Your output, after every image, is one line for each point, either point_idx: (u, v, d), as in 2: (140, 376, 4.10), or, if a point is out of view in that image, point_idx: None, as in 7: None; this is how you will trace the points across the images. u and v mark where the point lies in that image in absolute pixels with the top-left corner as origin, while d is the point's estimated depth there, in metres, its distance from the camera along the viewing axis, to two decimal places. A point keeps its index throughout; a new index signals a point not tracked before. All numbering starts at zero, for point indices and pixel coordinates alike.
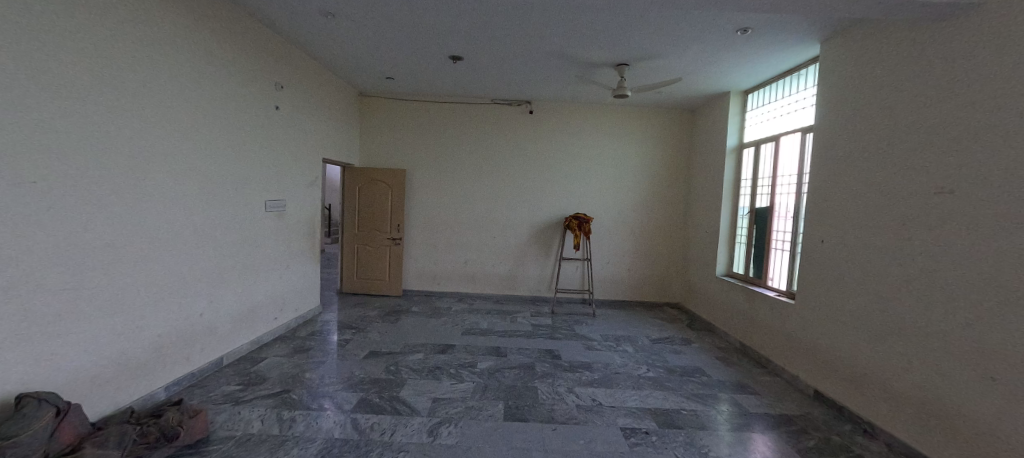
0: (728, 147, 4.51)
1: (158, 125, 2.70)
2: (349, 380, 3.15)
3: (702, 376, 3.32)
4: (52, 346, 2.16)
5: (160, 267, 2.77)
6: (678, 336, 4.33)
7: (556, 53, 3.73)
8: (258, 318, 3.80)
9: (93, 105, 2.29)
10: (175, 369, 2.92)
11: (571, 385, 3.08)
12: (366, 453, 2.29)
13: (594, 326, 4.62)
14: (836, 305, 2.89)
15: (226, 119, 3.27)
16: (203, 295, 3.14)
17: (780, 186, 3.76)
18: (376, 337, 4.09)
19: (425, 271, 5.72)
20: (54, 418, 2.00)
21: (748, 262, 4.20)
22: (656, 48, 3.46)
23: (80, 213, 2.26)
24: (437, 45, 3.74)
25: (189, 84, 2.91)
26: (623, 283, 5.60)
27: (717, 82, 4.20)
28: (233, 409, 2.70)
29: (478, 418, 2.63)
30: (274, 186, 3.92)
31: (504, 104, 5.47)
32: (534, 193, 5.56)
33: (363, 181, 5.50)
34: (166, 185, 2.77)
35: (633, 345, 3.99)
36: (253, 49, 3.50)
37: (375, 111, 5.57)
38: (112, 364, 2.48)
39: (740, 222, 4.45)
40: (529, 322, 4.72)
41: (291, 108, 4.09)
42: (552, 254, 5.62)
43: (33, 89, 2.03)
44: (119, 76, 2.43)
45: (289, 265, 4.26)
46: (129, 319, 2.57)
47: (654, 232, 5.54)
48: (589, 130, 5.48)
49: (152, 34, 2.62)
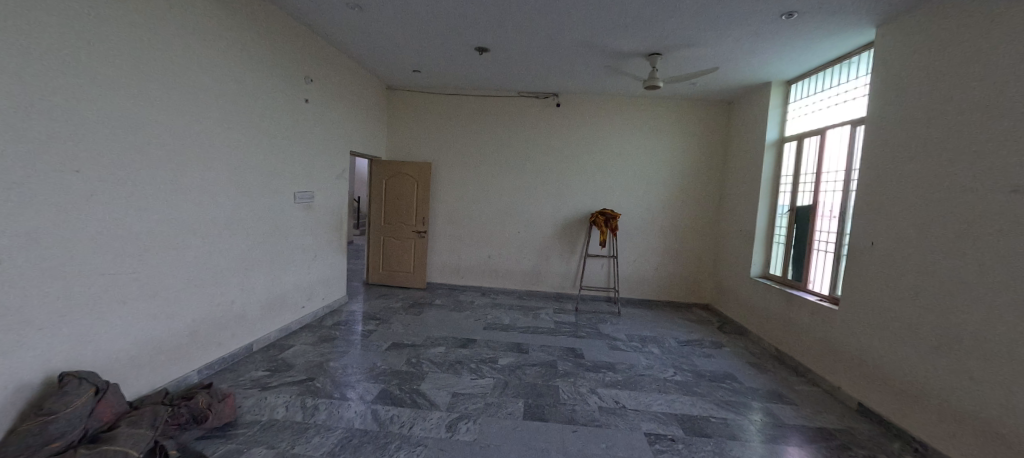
0: (768, 141, 4.26)
1: (192, 116, 2.77)
2: (372, 371, 3.18)
3: (733, 382, 3.16)
4: (92, 328, 2.27)
5: (194, 255, 2.86)
6: (708, 339, 4.15)
7: (584, 42, 3.61)
8: (287, 306, 3.90)
9: (126, 94, 2.36)
10: (208, 353, 3.02)
11: (594, 386, 3.00)
12: (384, 445, 2.29)
13: (619, 325, 4.50)
14: (886, 313, 2.67)
15: (258, 112, 3.34)
16: (234, 283, 3.23)
17: (825, 183, 3.52)
18: (399, 329, 4.12)
19: (449, 264, 5.74)
20: (93, 397, 2.09)
21: (786, 263, 3.96)
22: (691, 35, 3.29)
23: (119, 202, 2.35)
24: (462, 36, 3.67)
25: (220, 74, 2.96)
26: (651, 281, 5.44)
27: (758, 71, 3.96)
28: (259, 395, 2.77)
29: (497, 415, 2.59)
30: (303, 177, 3.98)
31: (531, 97, 5.39)
32: (561, 187, 5.46)
33: (390, 174, 5.56)
34: (199, 175, 2.84)
35: (660, 347, 3.85)
36: (283, 42, 3.54)
37: (402, 104, 5.60)
38: (147, 346, 2.57)
39: (778, 221, 4.20)
40: (552, 318, 4.65)
41: (321, 101, 4.15)
42: (578, 250, 5.51)
43: (59, 76, 2.05)
44: (153, 66, 2.49)
45: (316, 256, 4.34)
46: (164, 304, 2.67)
47: (685, 230, 5.34)
48: (619, 123, 5.31)
49: (186, 28, 2.68)
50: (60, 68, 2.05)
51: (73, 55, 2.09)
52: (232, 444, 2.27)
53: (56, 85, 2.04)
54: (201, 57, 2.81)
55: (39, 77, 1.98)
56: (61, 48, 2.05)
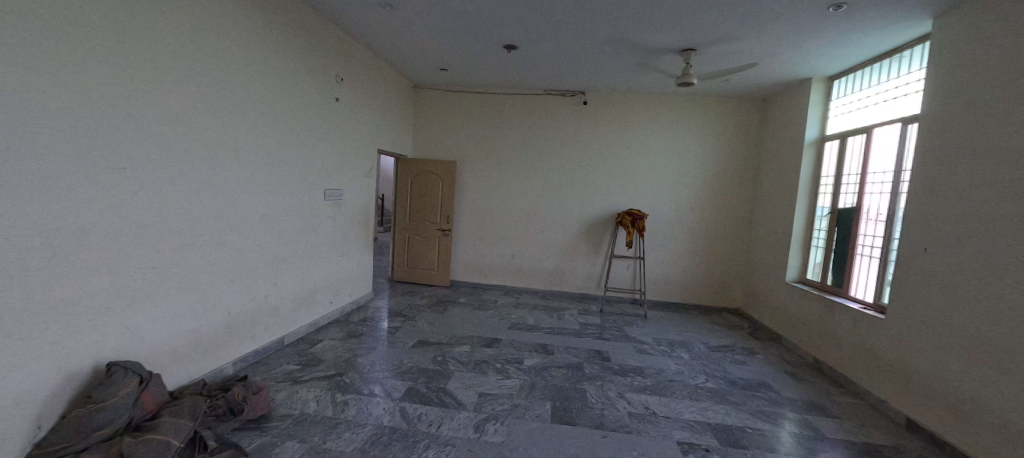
0: (807, 139, 4.09)
1: (230, 115, 2.84)
2: (399, 368, 3.21)
3: (769, 392, 3.05)
4: (137, 320, 2.36)
5: (231, 251, 2.94)
6: (739, 345, 4.03)
7: (614, 39, 3.54)
8: (316, 302, 3.98)
9: (169, 93, 2.43)
10: (243, 346, 3.11)
11: (622, 390, 2.95)
12: (413, 443, 2.30)
13: (646, 328, 4.41)
14: (939, 322, 2.52)
15: (291, 111, 3.40)
16: (267, 278, 3.31)
17: (872, 185, 3.35)
18: (424, 327, 4.15)
19: (473, 263, 5.75)
20: (137, 387, 2.18)
21: (826, 268, 3.80)
22: (728, 29, 3.18)
23: (161, 199, 2.44)
24: (491, 33, 3.64)
25: (256, 73, 3.02)
26: (678, 284, 5.32)
27: (799, 66, 3.80)
28: (291, 388, 2.83)
29: (525, 417, 2.57)
30: (332, 175, 4.05)
31: (558, 95, 5.34)
32: (587, 187, 5.39)
33: (415, 172, 5.61)
34: (236, 173, 2.92)
35: (689, 352, 3.76)
36: (316, 42, 3.61)
37: (428, 102, 5.63)
38: (186, 338, 2.66)
39: (817, 224, 4.03)
40: (577, 319, 4.60)
41: (351, 100, 4.21)
42: (603, 251, 5.43)
43: (106, 73, 2.11)
44: (195, 67, 2.57)
45: (344, 253, 4.41)
46: (202, 298, 2.75)
47: (715, 232, 5.20)
48: (647, 121, 5.20)
49: (226, 29, 2.76)
50: (107, 66, 2.11)
51: (120, 54, 2.16)
52: (267, 437, 2.32)
53: (103, 81, 2.10)
54: (240, 58, 2.89)
55: (89, 73, 2.04)
56: (108, 46, 2.11)
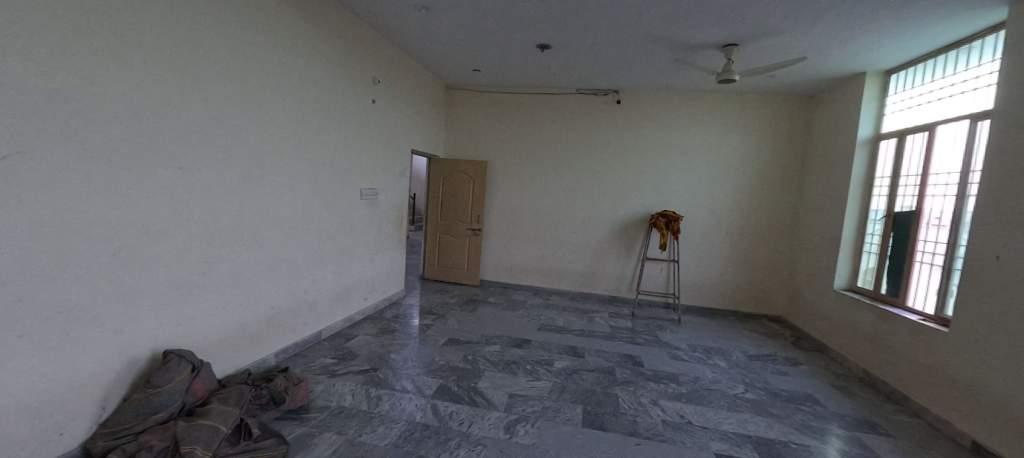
0: (860, 138, 3.86)
1: (274, 117, 2.97)
2: (431, 365, 3.26)
3: (815, 405, 2.89)
4: (189, 310, 2.50)
5: (274, 247, 3.08)
6: (781, 355, 3.85)
7: (651, 35, 3.46)
8: (352, 298, 4.10)
9: (220, 97, 2.56)
10: (284, 338, 3.25)
11: (656, 397, 2.88)
12: (444, 441, 2.33)
13: (679, 333, 4.29)
14: (1012, 337, 2.32)
15: (330, 113, 3.51)
16: (307, 274, 3.44)
17: (934, 187, 3.12)
18: (455, 325, 4.20)
19: (502, 263, 5.77)
20: (189, 375, 2.30)
21: (880, 275, 3.57)
22: (773, 23, 3.05)
23: (212, 197, 2.58)
24: (525, 33, 3.63)
25: (298, 76, 3.14)
26: (714, 288, 5.15)
27: (852, 60, 3.59)
28: (328, 381, 2.93)
29: (556, 420, 2.55)
30: (368, 175, 4.15)
31: (590, 94, 5.27)
32: (620, 187, 5.30)
33: (447, 172, 5.68)
34: (279, 174, 3.05)
35: (726, 360, 3.63)
36: (354, 45, 3.71)
37: (461, 103, 5.69)
38: (233, 329, 2.80)
39: (870, 229, 3.80)
40: (607, 322, 4.53)
41: (386, 102, 4.30)
42: (635, 253, 5.32)
43: (163, 77, 2.24)
44: (244, 72, 2.70)
45: (378, 251, 4.52)
46: (247, 292, 2.88)
47: (754, 235, 5.00)
48: (684, 121, 5.06)
49: (272, 34, 2.88)
50: (165, 70, 2.24)
51: (176, 59, 2.29)
52: (306, 428, 2.41)
53: (161, 85, 2.23)
54: (284, 62, 3.01)
55: (148, 77, 2.17)
56: (165, 50, 2.23)
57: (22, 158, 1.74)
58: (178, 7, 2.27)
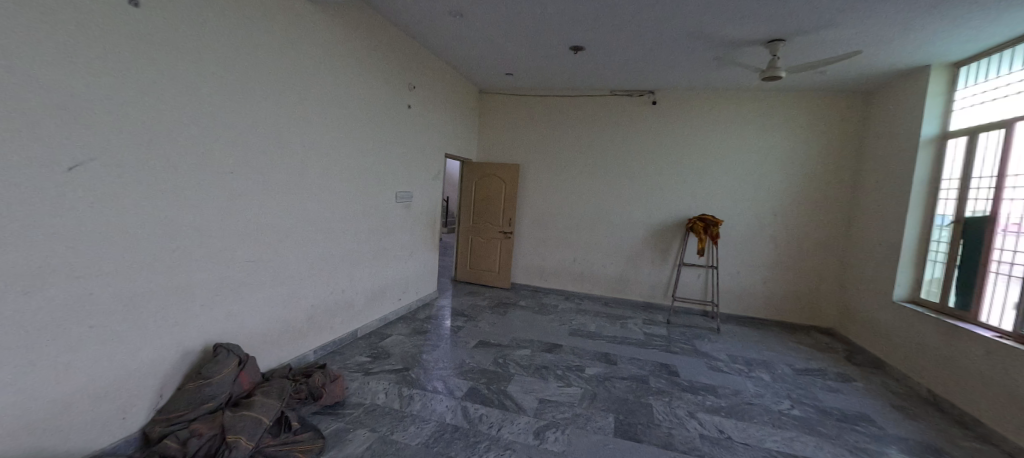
0: (923, 137, 3.56)
1: (316, 123, 3.09)
2: (462, 367, 3.28)
3: (870, 426, 2.68)
4: (237, 307, 2.64)
5: (314, 248, 3.20)
6: (832, 370, 3.60)
7: (690, 33, 3.35)
8: (386, 298, 4.20)
9: (266, 105, 2.69)
10: (322, 336, 3.36)
11: (693, 409, 2.76)
12: (474, 444, 2.33)
13: (719, 343, 4.11)
14: None
15: (368, 118, 3.62)
16: (345, 274, 3.56)
17: (1013, 190, 2.83)
18: (486, 327, 4.22)
19: (534, 266, 5.75)
20: (236, 367, 2.43)
21: (947, 286, 3.27)
22: (824, 15, 2.87)
23: (258, 200, 2.71)
24: (559, 35, 3.61)
25: (338, 83, 3.26)
26: (756, 297, 4.91)
27: (915, 52, 3.32)
28: (363, 379, 3.01)
29: (586, 428, 2.50)
30: (403, 178, 4.24)
31: (625, 96, 5.17)
32: (656, 191, 5.15)
33: (480, 175, 5.73)
34: (319, 177, 3.17)
35: (769, 373, 3.43)
36: (391, 52, 3.81)
37: (493, 107, 5.73)
38: (276, 326, 2.93)
39: (935, 235, 3.50)
40: (641, 329, 4.40)
41: (421, 106, 4.39)
42: (671, 258, 5.15)
43: (218, 87, 2.39)
44: (288, 81, 2.84)
45: (412, 252, 4.61)
46: (289, 291, 3.01)
47: (801, 241, 4.72)
48: (724, 121, 4.86)
49: (314, 45, 3.01)
50: (216, 79, 2.37)
51: (228, 70, 2.43)
52: (342, 423, 2.48)
53: (214, 93, 2.37)
54: (325, 70, 3.13)
55: (204, 87, 2.32)
56: (217, 61, 2.37)
57: (93, 165, 1.90)
58: (227, 19, 2.40)
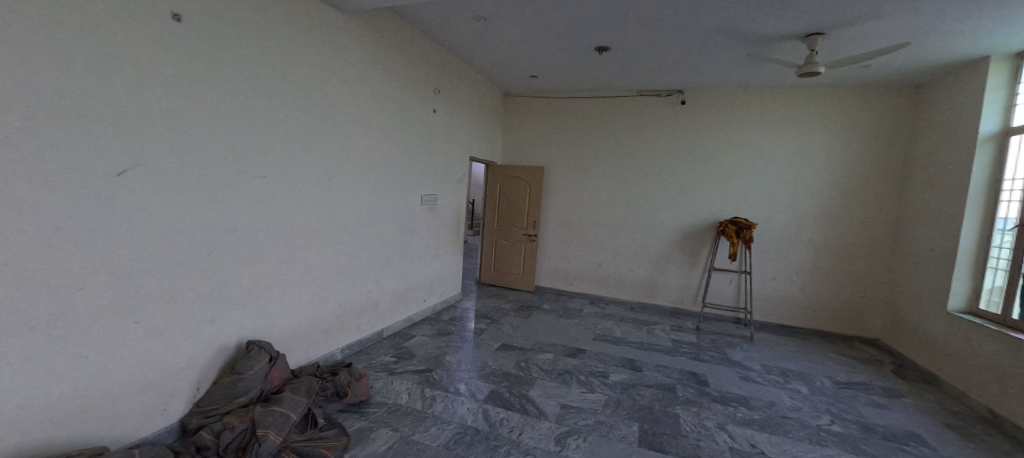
0: (981, 134, 3.30)
1: (344, 127, 3.17)
2: (484, 370, 3.27)
3: (921, 447, 2.48)
4: (268, 306, 2.73)
5: (341, 249, 3.27)
6: (878, 384, 3.37)
7: (721, 29, 3.22)
8: (412, 299, 4.25)
9: (297, 111, 2.78)
10: (349, 335, 3.43)
11: (722, 421, 2.64)
12: (494, 448, 2.31)
13: (752, 352, 3.93)
14: None
15: (394, 122, 3.68)
16: (371, 275, 3.62)
17: None
18: (509, 330, 4.19)
19: (559, 269, 5.69)
20: (267, 364, 2.51)
21: (1010, 296, 3.00)
22: (866, 6, 2.70)
23: (289, 202, 2.80)
24: (584, 36, 3.56)
25: (366, 88, 3.33)
26: (793, 304, 4.67)
27: (972, 42, 3.07)
28: (387, 379, 3.04)
29: (609, 436, 2.43)
30: (428, 181, 4.29)
31: (653, 96, 5.05)
32: (685, 193, 4.99)
33: (504, 177, 5.73)
34: (347, 180, 3.25)
35: (807, 386, 3.25)
36: (417, 57, 3.87)
37: (518, 110, 5.72)
38: (305, 325, 3.01)
39: (996, 241, 3.22)
40: (669, 336, 4.27)
41: (447, 110, 4.43)
42: (701, 262, 4.98)
43: (252, 94, 2.49)
44: (318, 87, 2.92)
45: (437, 254, 4.65)
46: (318, 291, 3.09)
47: (843, 246, 4.46)
48: (758, 120, 4.67)
49: (343, 51, 3.09)
50: (250, 85, 2.47)
51: (261, 77, 2.53)
52: (365, 422, 2.51)
53: (247, 100, 2.46)
54: (354, 76, 3.20)
55: (239, 94, 2.42)
56: (251, 70, 2.46)
57: (138, 170, 2.00)
58: (260, 28, 2.49)
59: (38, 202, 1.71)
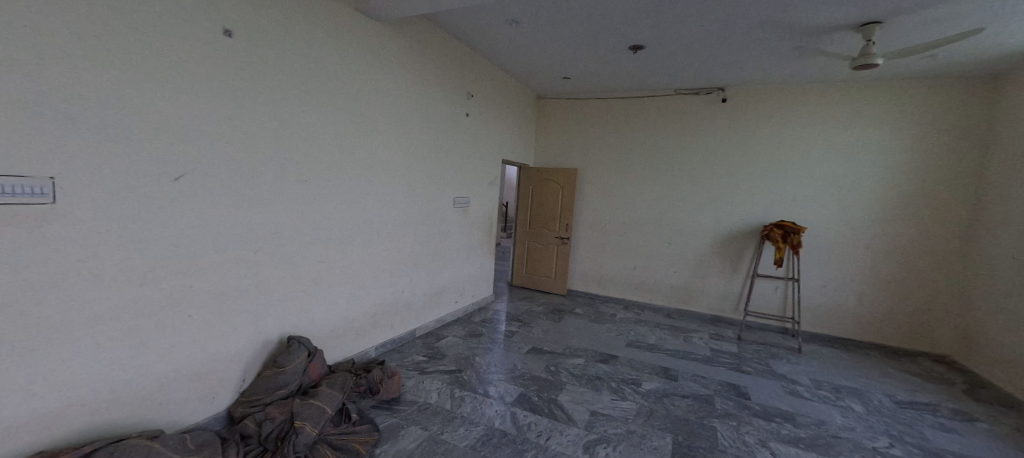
0: None
1: (381, 132, 3.26)
2: (513, 372, 3.24)
3: None
4: (308, 304, 2.84)
5: (377, 250, 3.36)
6: (947, 405, 3.05)
7: (766, 22, 3.06)
8: (444, 300, 4.30)
9: (336, 116, 2.89)
10: (383, 334, 3.52)
11: (765, 437, 2.48)
12: (521, 451, 2.28)
13: (800, 365, 3.67)
14: None
15: (428, 126, 3.75)
16: (405, 275, 3.69)
17: None
18: (540, 334, 4.15)
19: (592, 273, 5.59)
20: (306, 359, 2.61)
21: None
22: None
23: (328, 204, 2.90)
24: (618, 36, 3.49)
25: (401, 93, 3.41)
26: (848, 315, 4.34)
27: None
28: (418, 378, 3.09)
29: (641, 447, 2.34)
30: (461, 184, 4.34)
31: (692, 95, 4.87)
32: (726, 195, 4.77)
33: (537, 180, 5.70)
34: (383, 183, 3.33)
35: (862, 404, 2.99)
36: (450, 62, 3.93)
37: (551, 112, 5.68)
38: (341, 323, 3.11)
39: None
40: (708, 345, 4.07)
41: (480, 114, 4.48)
42: (744, 268, 4.73)
43: (296, 101, 2.61)
44: (357, 92, 3.02)
45: (469, 256, 4.69)
46: (354, 290, 3.19)
47: (905, 254, 4.11)
48: (807, 118, 4.39)
49: (380, 58, 3.18)
50: (293, 93, 2.59)
51: (303, 85, 2.64)
52: (396, 419, 2.55)
53: (291, 107, 2.58)
54: (390, 81, 3.29)
55: (284, 102, 2.54)
56: (295, 78, 2.58)
57: (194, 175, 2.14)
58: (303, 38, 2.61)
59: (106, 203, 1.86)
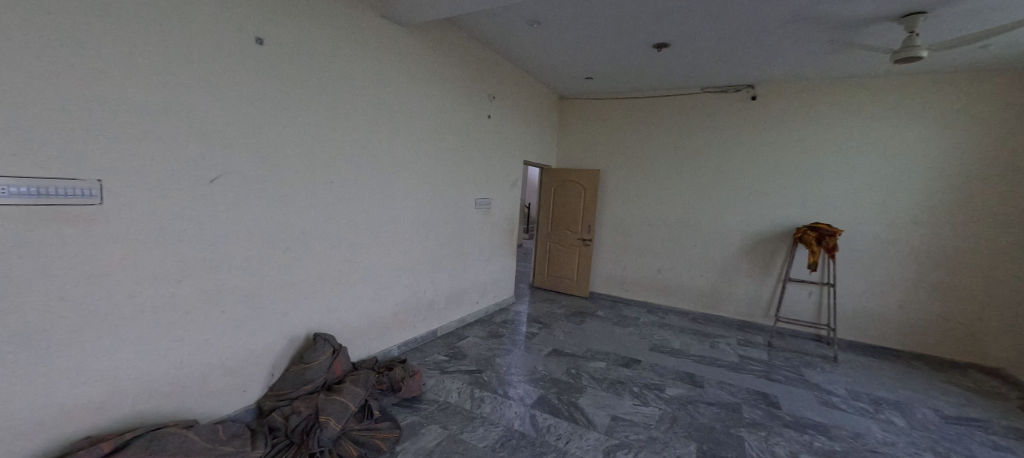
0: None
1: (404, 133, 3.31)
2: (533, 374, 3.22)
3: None
4: (333, 302, 2.90)
5: (400, 250, 3.41)
6: (1000, 422, 2.84)
7: (800, 16, 2.93)
8: (466, 300, 4.32)
9: (362, 119, 2.95)
10: (406, 332, 3.56)
11: (795, 449, 2.37)
12: (540, 454, 2.26)
13: (835, 375, 3.50)
14: None
15: (451, 128, 3.78)
16: (427, 275, 3.73)
17: None
18: (561, 336, 4.11)
19: (616, 275, 5.50)
20: (330, 356, 2.67)
21: None
22: None
23: (353, 205, 2.97)
24: (643, 34, 3.43)
25: (424, 95, 3.46)
26: (889, 323, 4.11)
27: None
28: (439, 377, 3.11)
29: (663, 454, 2.28)
30: (483, 185, 4.35)
31: (720, 93, 4.73)
32: (757, 196, 4.60)
33: (559, 180, 5.67)
34: (406, 183, 3.38)
35: (904, 417, 2.82)
36: (473, 63, 3.95)
37: (574, 112, 5.64)
38: (365, 321, 3.16)
39: None
40: (736, 351, 3.93)
41: (502, 115, 4.48)
42: (776, 272, 4.55)
43: (323, 104, 2.67)
44: (381, 95, 3.07)
45: (491, 257, 4.70)
46: (378, 289, 3.24)
47: (954, 259, 3.85)
48: (843, 116, 4.18)
49: (404, 61, 3.23)
50: (321, 96, 2.65)
51: (330, 88, 2.71)
52: (416, 417, 2.58)
53: (318, 110, 2.65)
54: (413, 83, 3.34)
55: (311, 104, 2.61)
56: (322, 81, 2.65)
57: (228, 176, 2.23)
58: (330, 43, 2.68)
59: (146, 204, 1.95)
